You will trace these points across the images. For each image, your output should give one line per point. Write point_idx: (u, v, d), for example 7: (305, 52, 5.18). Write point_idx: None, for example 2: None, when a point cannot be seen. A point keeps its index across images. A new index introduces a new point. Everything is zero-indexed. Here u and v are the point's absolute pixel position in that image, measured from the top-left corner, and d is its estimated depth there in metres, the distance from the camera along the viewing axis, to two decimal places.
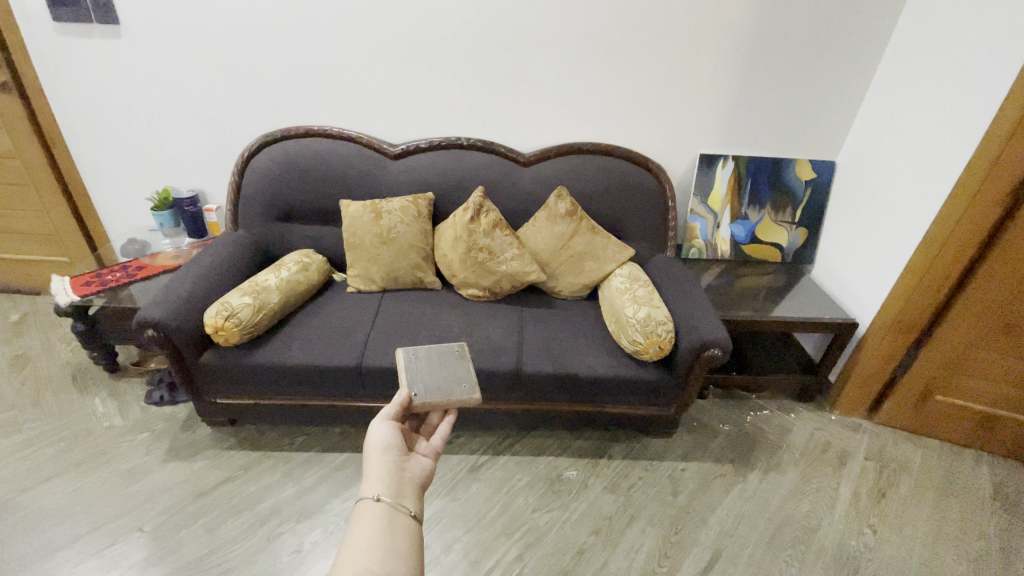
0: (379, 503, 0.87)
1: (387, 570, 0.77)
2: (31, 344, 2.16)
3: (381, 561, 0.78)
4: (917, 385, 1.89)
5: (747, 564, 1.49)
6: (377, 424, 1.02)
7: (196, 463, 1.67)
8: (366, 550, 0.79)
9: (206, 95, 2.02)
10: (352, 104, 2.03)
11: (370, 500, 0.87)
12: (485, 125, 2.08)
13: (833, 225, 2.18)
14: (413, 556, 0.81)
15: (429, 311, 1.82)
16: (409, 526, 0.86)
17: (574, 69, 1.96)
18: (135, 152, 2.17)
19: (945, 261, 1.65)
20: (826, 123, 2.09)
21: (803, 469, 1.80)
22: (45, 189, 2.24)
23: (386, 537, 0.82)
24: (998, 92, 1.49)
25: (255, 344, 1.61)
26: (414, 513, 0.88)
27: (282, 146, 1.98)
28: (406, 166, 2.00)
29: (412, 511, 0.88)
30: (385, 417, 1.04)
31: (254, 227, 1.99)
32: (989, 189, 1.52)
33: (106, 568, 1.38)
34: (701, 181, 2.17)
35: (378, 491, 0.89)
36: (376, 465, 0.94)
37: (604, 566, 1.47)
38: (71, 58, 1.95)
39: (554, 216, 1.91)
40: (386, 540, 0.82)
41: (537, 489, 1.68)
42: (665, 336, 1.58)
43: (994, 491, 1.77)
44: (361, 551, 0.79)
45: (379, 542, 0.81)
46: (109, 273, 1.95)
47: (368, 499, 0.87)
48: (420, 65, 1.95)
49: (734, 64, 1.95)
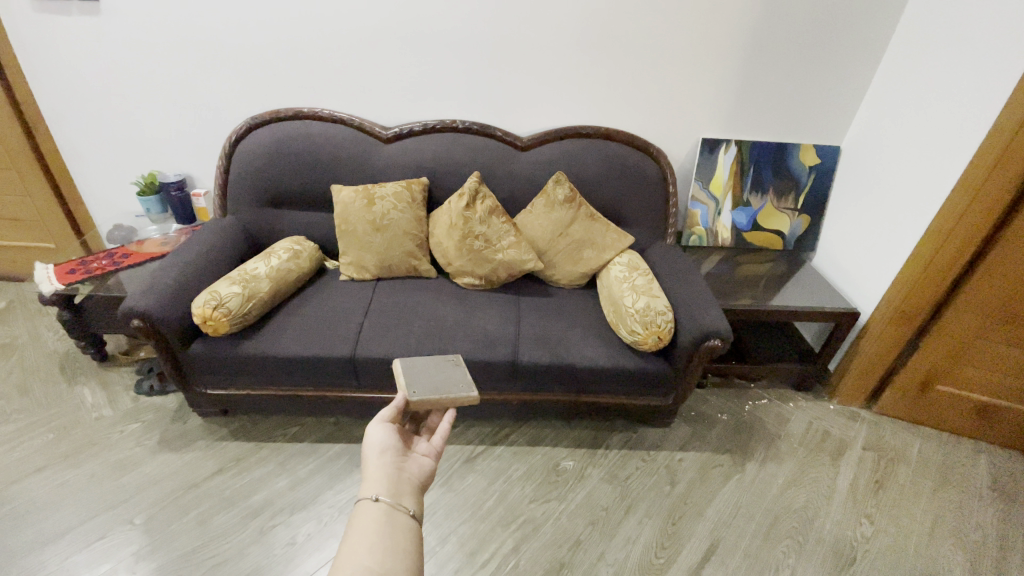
0: (378, 503, 0.84)
1: (386, 568, 0.75)
2: (19, 332, 2.12)
3: (381, 559, 0.76)
4: (917, 375, 1.87)
5: (745, 555, 1.48)
6: (374, 424, 0.99)
7: (187, 455, 1.65)
8: (365, 549, 0.77)
9: (191, 77, 1.94)
10: (345, 86, 1.96)
11: (369, 500, 0.85)
12: (481, 108, 2.02)
13: (836, 212, 2.13)
14: (413, 556, 0.79)
15: (424, 300, 1.78)
16: (409, 525, 0.83)
17: (572, 50, 1.90)
18: (120, 136, 2.10)
19: (947, 254, 1.63)
20: (831, 107, 2.03)
21: (801, 459, 1.79)
22: (29, 175, 2.17)
23: (384, 536, 0.80)
24: (1008, 84, 1.44)
25: (246, 334, 1.57)
26: (413, 512, 0.86)
27: (270, 130, 1.92)
28: (399, 151, 1.93)
29: (412, 510, 0.86)
30: (383, 419, 1.00)
31: (243, 214, 1.94)
32: (995, 182, 1.48)
33: (96, 561, 1.36)
34: (702, 166, 2.11)
35: (377, 491, 0.87)
36: (375, 464, 0.92)
37: (600, 558, 1.46)
38: (49, 36, 1.87)
39: (552, 202, 1.86)
40: (385, 539, 0.80)
41: (534, 479, 1.66)
42: (665, 326, 1.54)
43: (992, 482, 1.77)
44: (360, 549, 0.76)
45: (380, 541, 0.79)
46: (94, 261, 1.90)
47: (367, 499, 0.85)
48: (414, 45, 1.88)
49: (739, 45, 1.89)
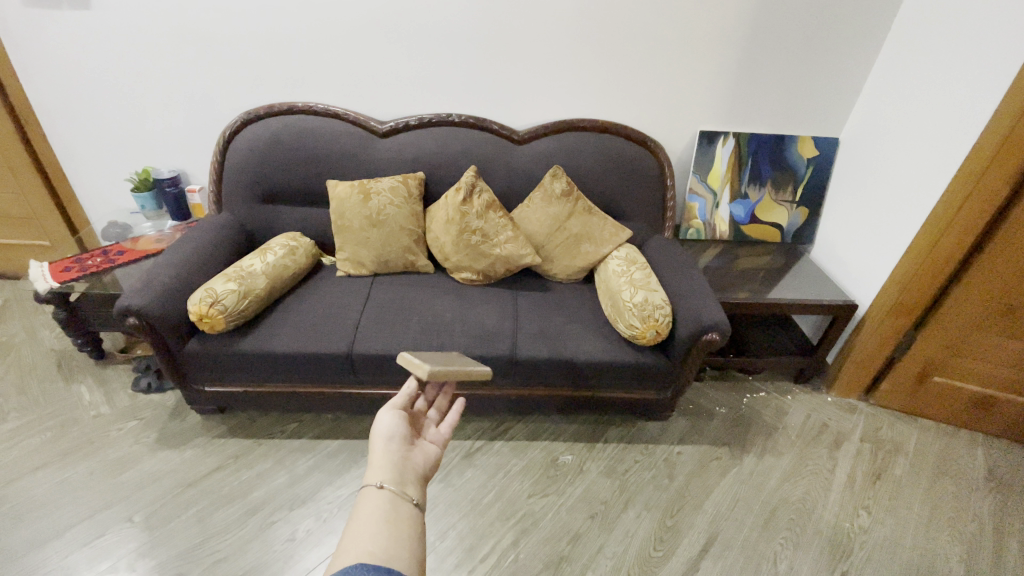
0: (382, 490, 0.83)
1: (390, 555, 0.72)
2: (16, 331, 2.11)
3: (383, 545, 0.74)
4: (915, 367, 1.88)
5: (743, 547, 1.49)
6: (382, 411, 0.98)
7: (186, 452, 1.65)
8: (368, 535, 0.75)
9: (184, 72, 1.92)
10: (339, 80, 1.94)
11: (373, 487, 0.84)
12: (477, 102, 2.00)
13: (834, 204, 2.12)
14: (416, 543, 0.77)
15: (421, 296, 1.77)
16: (412, 513, 0.82)
17: (568, 42, 1.88)
18: (114, 132, 2.08)
19: (946, 246, 1.62)
20: (830, 99, 2.02)
21: (799, 451, 1.80)
22: (22, 172, 2.15)
23: (387, 523, 0.78)
24: (1007, 73, 1.42)
25: (243, 331, 1.57)
26: (416, 500, 0.84)
27: (265, 125, 1.90)
28: (395, 145, 1.92)
29: (414, 499, 0.85)
30: (393, 405, 1.00)
31: (239, 210, 1.92)
32: (993, 173, 1.48)
33: (97, 559, 1.36)
34: (701, 159, 2.10)
35: (381, 478, 0.86)
36: (381, 450, 0.91)
37: (599, 551, 1.46)
38: (38, 30, 1.84)
39: (550, 196, 1.85)
40: (388, 527, 0.78)
41: (533, 473, 1.67)
42: (663, 320, 1.54)
43: (989, 473, 1.78)
44: (364, 535, 0.75)
45: (383, 526, 0.78)
46: (89, 258, 1.88)
47: (371, 485, 0.84)
48: (409, 37, 1.86)
49: (737, 37, 1.87)
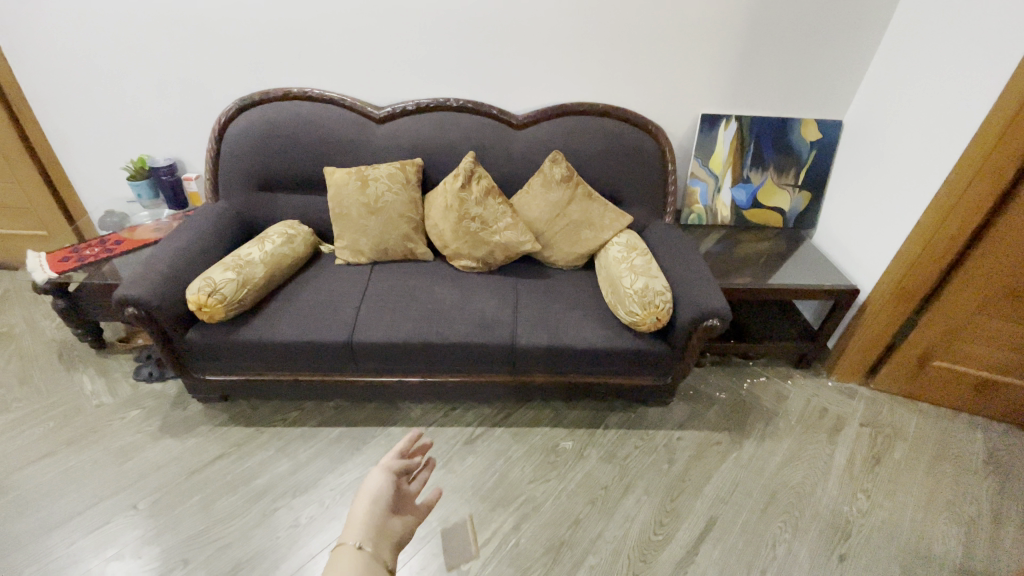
0: (360, 551, 0.75)
1: None
2: (16, 321, 2.11)
3: None
4: (916, 351, 1.87)
5: (742, 531, 1.51)
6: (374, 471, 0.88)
7: (189, 440, 1.66)
8: None
9: (177, 58, 1.89)
10: (334, 65, 1.90)
11: (351, 546, 0.75)
12: (475, 85, 1.96)
13: (837, 188, 2.10)
14: None
15: (420, 284, 1.76)
16: None
17: (568, 23, 1.84)
18: (108, 120, 2.05)
19: (951, 229, 1.60)
20: (835, 80, 1.98)
21: (799, 435, 1.80)
22: (17, 161, 2.13)
23: None
24: (1015, 53, 1.39)
25: (242, 320, 1.56)
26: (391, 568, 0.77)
27: (260, 112, 1.87)
28: (392, 131, 1.89)
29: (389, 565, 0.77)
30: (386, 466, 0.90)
31: (235, 199, 1.90)
32: (999, 156, 1.45)
33: (103, 545, 1.38)
34: (702, 143, 2.07)
35: (359, 537, 0.77)
36: (363, 510, 0.81)
37: (600, 536, 1.48)
38: (26, 15, 1.80)
39: (549, 182, 1.83)
40: None
41: (534, 459, 1.67)
42: (663, 306, 1.53)
43: (988, 456, 1.79)
44: None
45: None
46: (87, 248, 1.87)
47: (348, 544, 0.75)
48: (405, 20, 1.82)
49: (740, 17, 1.83)
